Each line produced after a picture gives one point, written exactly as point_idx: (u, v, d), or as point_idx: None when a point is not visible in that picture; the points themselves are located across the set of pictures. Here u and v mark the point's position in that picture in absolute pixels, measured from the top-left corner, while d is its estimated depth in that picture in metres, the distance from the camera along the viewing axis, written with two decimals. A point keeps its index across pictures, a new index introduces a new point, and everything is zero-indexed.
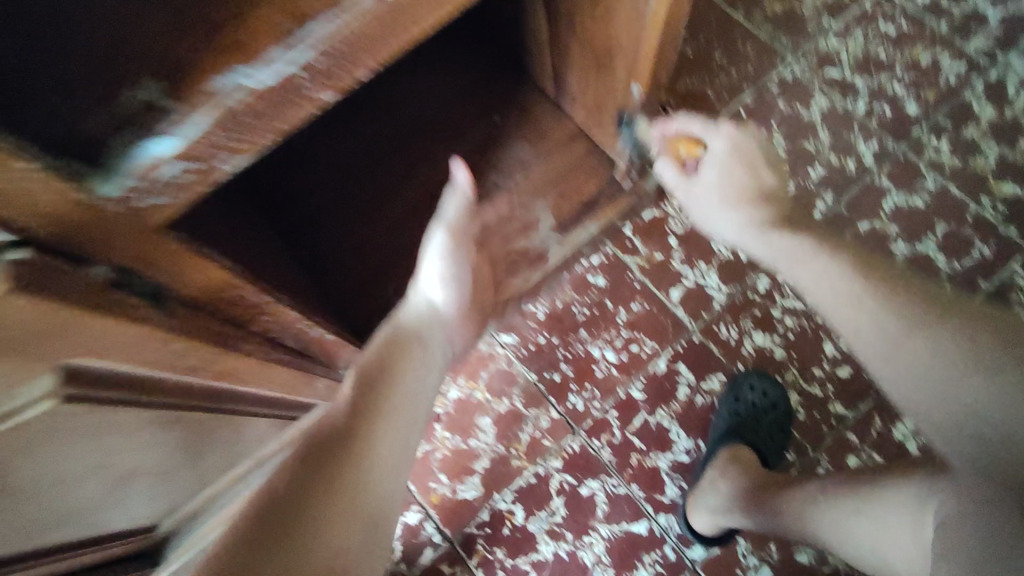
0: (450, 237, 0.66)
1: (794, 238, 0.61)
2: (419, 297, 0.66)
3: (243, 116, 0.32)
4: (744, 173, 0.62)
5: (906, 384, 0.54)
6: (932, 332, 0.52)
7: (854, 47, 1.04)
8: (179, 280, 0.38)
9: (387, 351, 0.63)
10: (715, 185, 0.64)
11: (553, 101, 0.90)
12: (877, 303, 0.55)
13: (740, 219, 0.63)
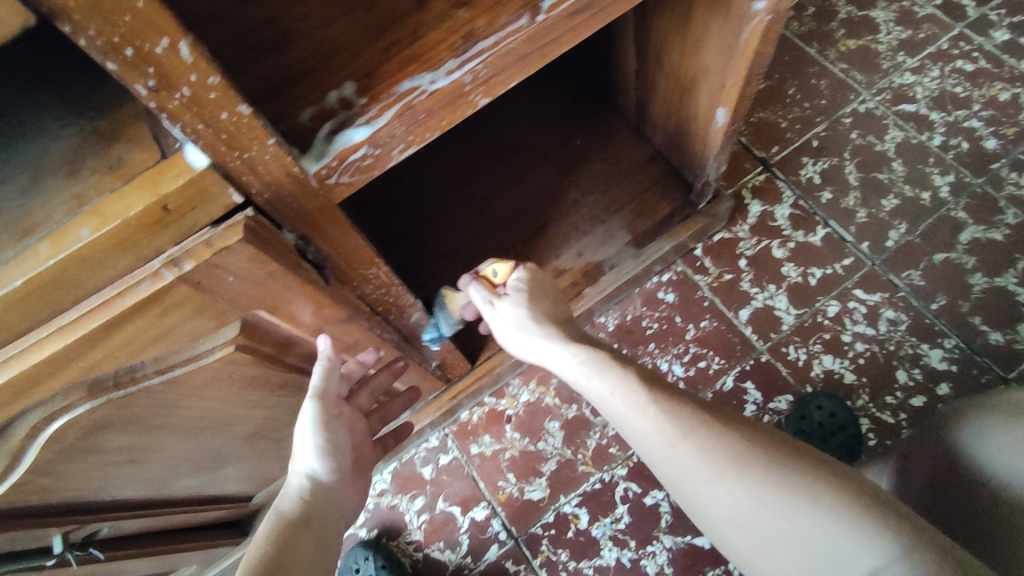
0: (323, 412, 0.55)
1: (608, 360, 0.60)
2: (295, 477, 0.55)
3: (419, 112, 0.38)
4: (552, 302, 0.67)
5: (717, 511, 0.52)
6: (745, 469, 0.50)
7: (930, 84, 1.06)
8: (336, 252, 0.44)
9: (275, 530, 0.51)
10: (510, 312, 0.65)
11: (632, 127, 0.96)
12: (697, 439, 0.53)
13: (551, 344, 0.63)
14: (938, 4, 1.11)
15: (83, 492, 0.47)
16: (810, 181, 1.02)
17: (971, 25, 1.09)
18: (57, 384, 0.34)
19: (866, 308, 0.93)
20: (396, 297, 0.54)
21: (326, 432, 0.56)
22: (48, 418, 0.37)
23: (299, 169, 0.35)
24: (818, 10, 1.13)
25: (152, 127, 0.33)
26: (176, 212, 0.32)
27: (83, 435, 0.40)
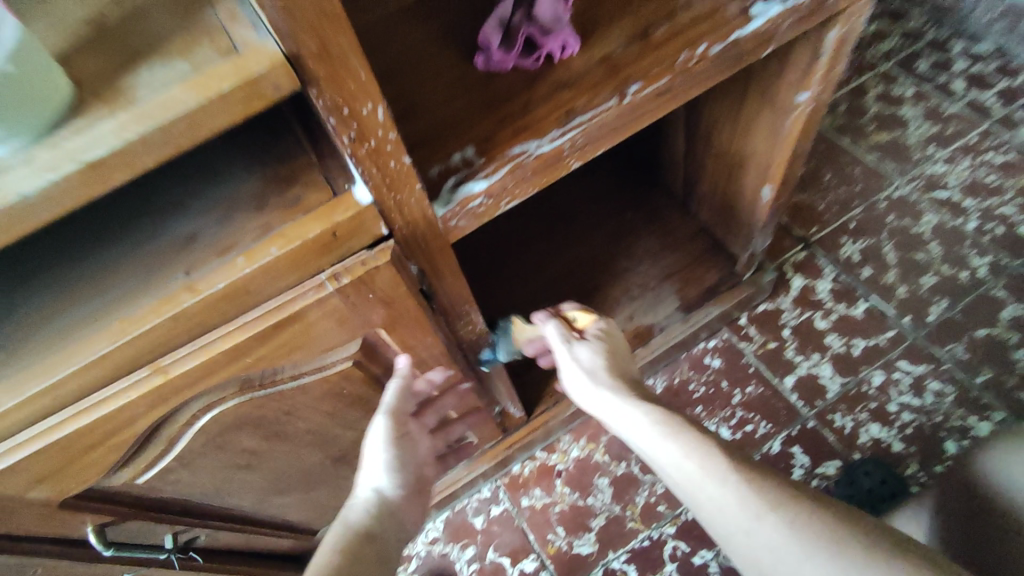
0: (393, 427, 0.58)
1: (661, 413, 0.59)
2: (363, 490, 0.57)
3: (525, 170, 0.47)
4: (625, 363, 0.69)
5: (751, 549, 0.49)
6: (791, 513, 0.48)
7: (961, 173, 1.13)
8: (442, 288, 0.52)
9: (345, 538, 0.52)
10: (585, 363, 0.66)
11: (678, 204, 1.05)
12: (741, 482, 0.51)
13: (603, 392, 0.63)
14: (964, 103, 1.20)
15: (201, 491, 0.54)
16: (850, 258, 1.08)
17: (998, 122, 1.17)
18: (225, 375, 0.42)
19: (911, 379, 0.96)
20: (478, 336, 0.62)
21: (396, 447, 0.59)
22: (208, 406, 0.44)
23: (431, 211, 0.44)
24: (850, 107, 1.24)
25: (323, 169, 0.41)
26: (339, 238, 0.40)
27: (224, 429, 0.47)
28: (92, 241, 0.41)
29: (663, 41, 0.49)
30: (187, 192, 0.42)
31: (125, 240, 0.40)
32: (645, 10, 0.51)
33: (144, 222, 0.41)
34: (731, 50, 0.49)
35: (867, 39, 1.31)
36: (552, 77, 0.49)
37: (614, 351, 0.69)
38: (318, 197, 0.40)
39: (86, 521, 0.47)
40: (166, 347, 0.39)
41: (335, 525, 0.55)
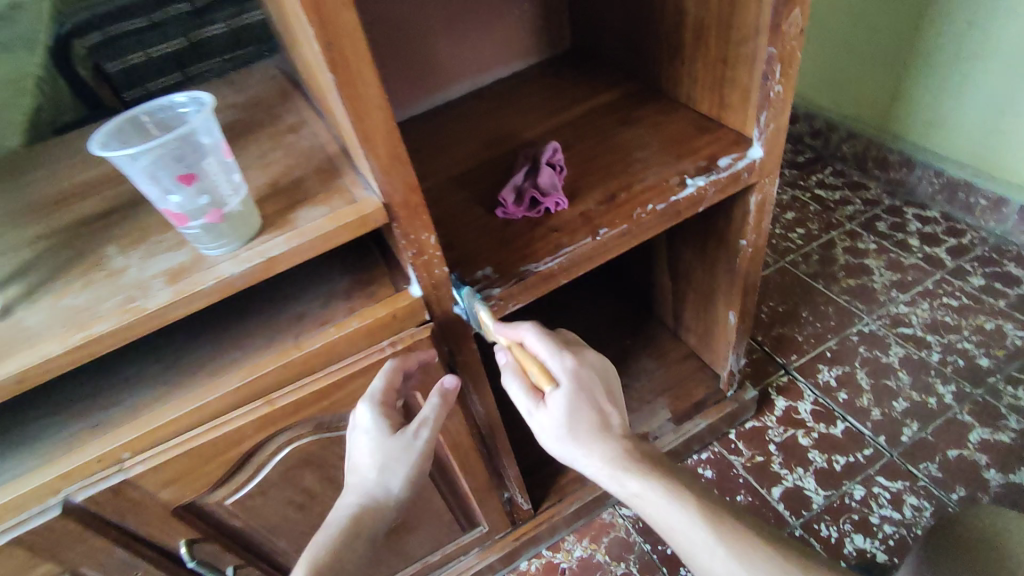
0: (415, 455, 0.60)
1: (660, 482, 0.59)
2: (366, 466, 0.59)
3: (528, 283, 0.67)
4: (600, 401, 0.61)
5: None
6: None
7: (922, 313, 1.29)
8: (464, 370, 0.69)
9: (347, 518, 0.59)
10: (564, 426, 0.60)
11: (670, 331, 1.23)
12: (731, 555, 0.56)
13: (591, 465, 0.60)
14: (921, 255, 1.40)
15: (265, 524, 0.68)
16: (827, 383, 1.21)
17: (951, 271, 1.35)
18: (308, 413, 0.59)
19: (889, 493, 1.04)
20: (491, 417, 0.77)
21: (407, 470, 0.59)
22: (290, 440, 0.61)
23: (460, 306, 0.63)
24: (821, 256, 1.44)
25: (391, 274, 0.62)
26: (397, 318, 0.59)
27: (294, 463, 0.63)
28: (233, 316, 0.61)
29: (626, 202, 0.72)
30: (297, 284, 0.62)
31: (256, 315, 0.61)
32: (614, 182, 0.74)
33: (269, 304, 0.61)
34: (673, 207, 0.72)
35: (833, 203, 1.56)
36: (550, 222, 0.71)
37: (593, 397, 0.61)
38: (386, 291, 0.60)
39: (182, 533, 0.62)
40: (275, 387, 0.57)
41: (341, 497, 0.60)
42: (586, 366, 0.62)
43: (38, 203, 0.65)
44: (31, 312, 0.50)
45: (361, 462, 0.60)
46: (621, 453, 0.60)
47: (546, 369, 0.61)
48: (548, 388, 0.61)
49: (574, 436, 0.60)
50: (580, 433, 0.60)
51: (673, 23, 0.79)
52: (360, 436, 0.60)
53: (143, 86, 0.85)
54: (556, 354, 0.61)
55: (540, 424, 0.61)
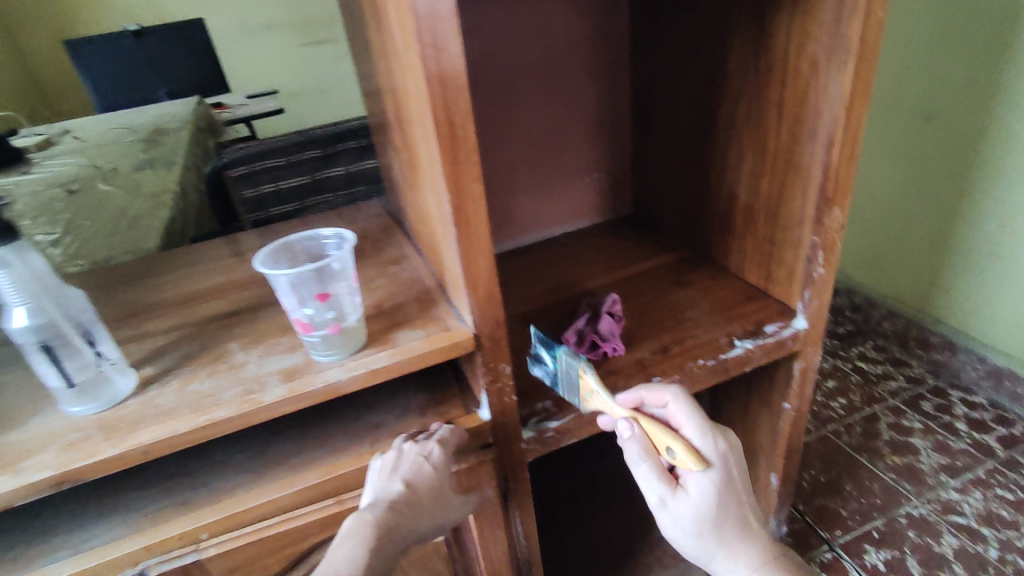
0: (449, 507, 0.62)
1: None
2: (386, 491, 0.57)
3: (584, 419, 0.72)
4: (737, 494, 0.62)
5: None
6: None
7: (974, 502, 1.24)
8: (513, 497, 0.72)
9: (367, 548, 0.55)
10: (704, 522, 0.61)
11: None
12: None
13: (721, 564, 0.62)
14: (968, 440, 1.37)
15: None
16: (875, 566, 1.15)
17: (1003, 461, 1.32)
18: None
19: None
20: (531, 550, 0.78)
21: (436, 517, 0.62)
22: None
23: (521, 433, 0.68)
24: (864, 429, 1.44)
25: (463, 396, 0.68)
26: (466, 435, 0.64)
27: None
28: (318, 418, 0.68)
29: (679, 355, 0.78)
30: (378, 395, 0.70)
31: (338, 419, 0.67)
32: (667, 336, 0.82)
33: (351, 409, 0.68)
34: (722, 364, 0.78)
35: (874, 377, 1.57)
36: (606, 365, 0.78)
37: (733, 483, 0.62)
38: (458, 411, 0.66)
39: None
40: (346, 488, 0.61)
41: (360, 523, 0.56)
42: (729, 454, 0.62)
43: (172, 298, 0.77)
44: (162, 392, 0.57)
45: (415, 494, 0.58)
46: (755, 559, 0.62)
47: (683, 462, 0.61)
48: (691, 471, 0.61)
49: (710, 537, 0.62)
50: (718, 539, 0.62)
51: (726, 205, 0.91)
52: (425, 468, 0.58)
53: (266, 210, 1.02)
54: (700, 445, 0.62)
55: (671, 513, 0.62)
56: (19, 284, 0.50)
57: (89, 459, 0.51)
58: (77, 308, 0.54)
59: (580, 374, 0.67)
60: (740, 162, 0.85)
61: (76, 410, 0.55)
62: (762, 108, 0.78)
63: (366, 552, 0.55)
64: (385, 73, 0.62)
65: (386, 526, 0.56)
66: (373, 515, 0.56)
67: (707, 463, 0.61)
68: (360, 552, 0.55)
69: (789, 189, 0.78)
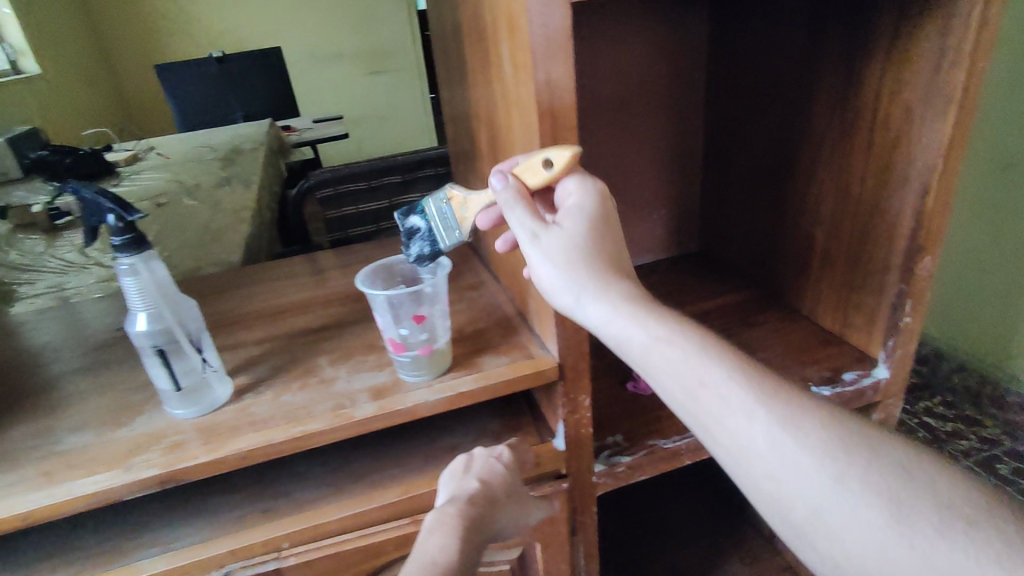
0: (522, 522, 0.57)
1: (697, 341, 0.49)
2: (466, 482, 0.54)
3: (656, 457, 0.71)
4: (611, 247, 0.53)
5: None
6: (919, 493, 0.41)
7: None
8: (581, 532, 0.71)
9: (458, 524, 0.50)
10: (572, 247, 0.51)
11: (767, 538, 1.17)
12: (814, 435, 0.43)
13: (598, 308, 0.50)
14: None
15: None
16: None
17: None
18: None
19: None
20: None
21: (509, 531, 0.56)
22: None
23: (593, 467, 0.68)
24: None
25: (537, 426, 0.69)
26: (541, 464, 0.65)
27: None
28: (394, 437, 0.69)
29: None
30: (452, 419, 0.71)
31: (414, 440, 0.68)
32: None
33: (426, 430, 0.69)
34: None
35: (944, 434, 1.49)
36: None
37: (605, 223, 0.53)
38: (532, 439, 0.67)
39: None
40: (422, 509, 0.62)
41: (444, 508, 0.51)
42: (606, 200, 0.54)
43: (259, 312, 0.80)
44: (257, 401, 0.60)
45: (494, 489, 0.54)
46: (636, 294, 0.51)
47: (552, 183, 0.53)
48: (564, 186, 0.54)
49: (581, 262, 0.51)
50: (582, 253, 0.51)
51: (802, 248, 0.89)
52: (497, 466, 0.56)
53: (345, 229, 1.05)
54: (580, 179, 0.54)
55: (537, 247, 0.52)
56: (143, 291, 0.54)
57: (193, 461, 0.53)
58: (189, 318, 0.58)
59: (446, 201, 0.56)
60: (820, 205, 0.84)
61: (178, 412, 0.59)
62: (848, 152, 0.78)
63: (456, 541, 0.49)
64: (483, 107, 0.65)
65: (470, 515, 0.52)
66: (455, 507, 0.51)
67: (574, 198, 0.54)
68: (452, 540, 0.49)
69: (873, 234, 0.76)
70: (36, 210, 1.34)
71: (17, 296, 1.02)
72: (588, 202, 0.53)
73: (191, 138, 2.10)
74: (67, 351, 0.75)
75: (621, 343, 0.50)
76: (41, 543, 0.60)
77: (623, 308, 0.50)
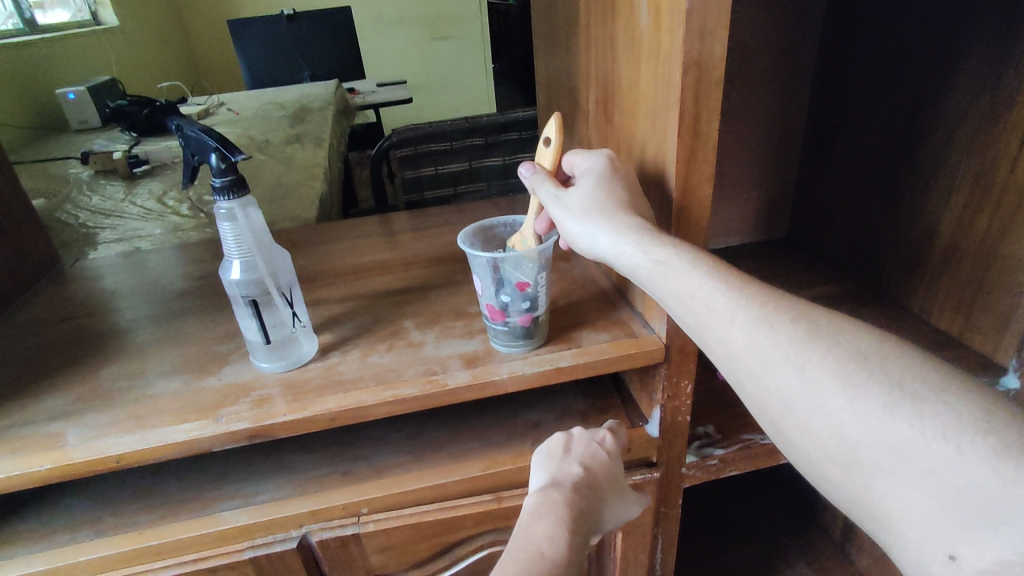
0: (625, 512, 0.54)
1: (706, 262, 0.46)
2: (567, 467, 0.51)
3: (751, 454, 0.66)
4: (629, 192, 0.51)
5: (907, 528, 0.38)
6: (908, 397, 0.38)
7: None
8: (662, 524, 0.67)
9: (561, 507, 0.48)
10: (578, 199, 0.51)
11: (836, 545, 1.11)
12: (818, 365, 0.41)
13: (602, 244, 0.49)
14: None
15: None
16: None
17: None
18: None
19: None
20: None
21: (612, 522, 0.53)
22: (492, 542, 0.61)
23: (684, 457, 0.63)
24: None
25: (626, 409, 0.64)
26: (631, 448, 0.61)
27: (483, 569, 0.63)
28: (475, 408, 0.66)
29: None
30: (535, 394, 0.67)
31: (495, 413, 0.65)
32: None
33: (508, 405, 0.66)
34: None
35: None
36: None
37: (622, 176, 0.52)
38: (622, 423, 0.63)
39: None
40: (506, 486, 0.59)
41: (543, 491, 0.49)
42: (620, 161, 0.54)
43: (338, 270, 0.78)
44: (344, 361, 0.58)
45: (596, 476, 0.51)
46: (647, 225, 0.48)
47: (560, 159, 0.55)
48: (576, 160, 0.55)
49: (590, 208, 0.50)
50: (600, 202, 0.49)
51: (920, 240, 0.81)
52: (600, 452, 0.53)
53: (421, 191, 1.02)
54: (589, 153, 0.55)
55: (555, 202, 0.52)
56: (240, 237, 0.52)
57: (284, 416, 0.51)
58: (282, 270, 0.55)
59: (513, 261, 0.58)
60: (950, 192, 0.75)
61: (264, 366, 0.57)
62: (997, 133, 0.69)
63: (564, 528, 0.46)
64: (597, 62, 0.60)
65: (574, 501, 0.49)
66: (561, 493, 0.49)
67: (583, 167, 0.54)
68: (559, 528, 0.46)
69: (1019, 227, 0.68)
70: (117, 157, 1.36)
71: (99, 239, 1.04)
72: (599, 165, 0.53)
73: (260, 95, 2.11)
74: (150, 296, 0.75)
75: (627, 271, 0.48)
76: (125, 485, 0.60)
77: (632, 233, 0.47)
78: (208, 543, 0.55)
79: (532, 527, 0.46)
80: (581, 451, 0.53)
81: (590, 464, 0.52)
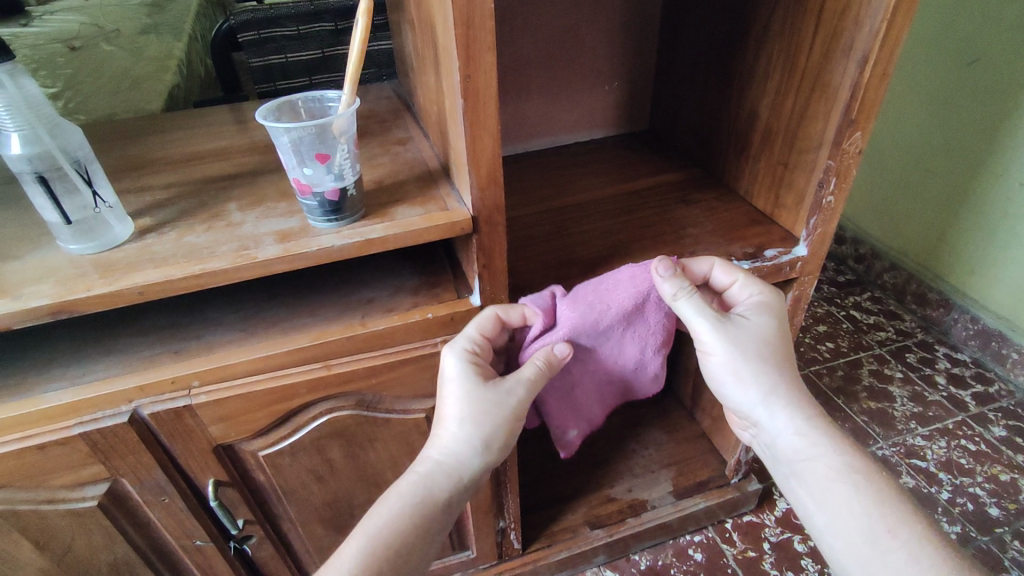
0: (521, 406, 0.60)
1: (768, 362, 0.63)
2: (451, 423, 0.60)
3: None
4: (468, 152, 0.54)
5: (840, 557, 0.59)
6: (850, 475, 0.61)
7: (938, 450, 1.25)
8: None
9: (436, 459, 0.60)
10: (756, 343, 0.63)
11: (687, 411, 1.27)
12: (808, 428, 0.63)
13: (761, 384, 0.63)
14: (945, 394, 1.37)
15: (283, 485, 0.72)
16: None
17: (973, 416, 1.31)
18: (355, 387, 0.65)
19: None
20: None
21: (515, 423, 0.61)
22: (330, 409, 0.66)
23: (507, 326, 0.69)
24: (846, 373, 1.43)
25: (456, 284, 0.68)
26: (454, 320, 0.65)
27: (326, 433, 0.68)
28: (313, 289, 0.69)
29: None
30: (373, 274, 0.70)
31: (333, 293, 0.68)
32: (664, 249, 0.81)
33: (346, 284, 0.69)
34: None
35: (866, 326, 1.55)
36: (601, 270, 0.78)
37: (466, 136, 0.53)
38: (449, 295, 0.67)
39: (213, 473, 0.67)
40: (335, 356, 0.63)
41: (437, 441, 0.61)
42: (463, 111, 0.52)
43: (172, 158, 0.75)
44: (159, 241, 0.58)
45: (460, 413, 0.60)
46: (496, 193, 0.58)
47: (369, 51, 0.53)
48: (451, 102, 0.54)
49: (762, 360, 0.63)
50: (461, 151, 0.56)
51: (746, 127, 0.87)
52: (456, 384, 0.60)
53: (273, 82, 0.98)
54: (457, 97, 0.53)
55: (723, 341, 0.62)
56: (11, 106, 0.51)
57: (85, 292, 0.52)
58: (71, 144, 0.54)
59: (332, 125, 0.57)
60: (766, 80, 0.81)
61: (73, 248, 0.56)
62: (800, 19, 0.73)
63: (431, 481, 0.59)
64: None
65: (445, 457, 0.60)
66: (435, 458, 0.61)
67: (666, 284, 0.61)
68: (425, 489, 0.59)
69: (813, 106, 0.74)
70: None
71: None
72: (459, 125, 0.54)
73: None
74: None
75: (711, 373, 0.66)
76: None
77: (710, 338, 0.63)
78: (34, 421, 0.56)
79: (405, 492, 0.59)
80: (452, 394, 0.60)
81: (450, 401, 0.60)
